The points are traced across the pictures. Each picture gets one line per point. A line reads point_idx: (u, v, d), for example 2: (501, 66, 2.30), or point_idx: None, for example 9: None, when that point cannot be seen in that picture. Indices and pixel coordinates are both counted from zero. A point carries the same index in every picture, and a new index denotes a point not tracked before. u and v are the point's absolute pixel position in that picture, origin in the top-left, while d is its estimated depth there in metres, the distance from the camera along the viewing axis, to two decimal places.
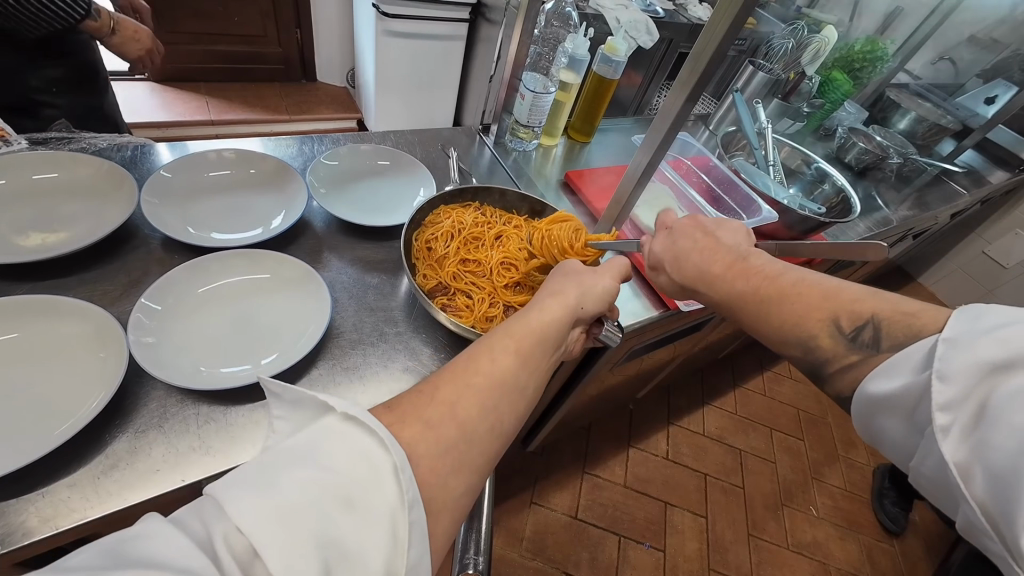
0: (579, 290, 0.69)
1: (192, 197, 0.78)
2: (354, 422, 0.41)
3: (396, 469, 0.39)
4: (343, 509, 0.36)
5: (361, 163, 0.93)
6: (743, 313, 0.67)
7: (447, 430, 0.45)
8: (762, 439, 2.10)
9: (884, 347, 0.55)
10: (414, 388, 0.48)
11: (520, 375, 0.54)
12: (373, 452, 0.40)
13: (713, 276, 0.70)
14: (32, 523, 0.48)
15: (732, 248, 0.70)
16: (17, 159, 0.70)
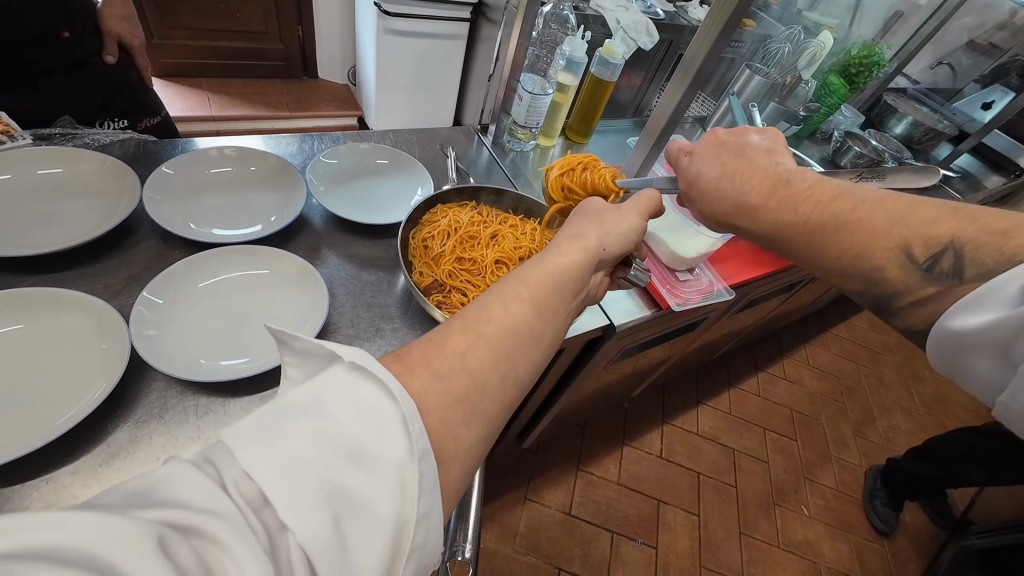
0: (595, 234, 0.71)
1: (193, 194, 0.79)
2: (360, 371, 0.41)
3: (405, 421, 0.39)
4: (351, 458, 0.37)
5: (360, 161, 0.95)
6: (790, 238, 0.69)
7: (457, 380, 0.47)
8: (755, 438, 2.12)
9: (967, 276, 0.56)
10: (425, 337, 0.50)
11: (535, 323, 0.56)
12: (380, 403, 0.40)
13: (753, 206, 0.72)
14: (36, 509, 0.50)
15: (775, 174, 0.72)
16: (21, 155, 0.72)
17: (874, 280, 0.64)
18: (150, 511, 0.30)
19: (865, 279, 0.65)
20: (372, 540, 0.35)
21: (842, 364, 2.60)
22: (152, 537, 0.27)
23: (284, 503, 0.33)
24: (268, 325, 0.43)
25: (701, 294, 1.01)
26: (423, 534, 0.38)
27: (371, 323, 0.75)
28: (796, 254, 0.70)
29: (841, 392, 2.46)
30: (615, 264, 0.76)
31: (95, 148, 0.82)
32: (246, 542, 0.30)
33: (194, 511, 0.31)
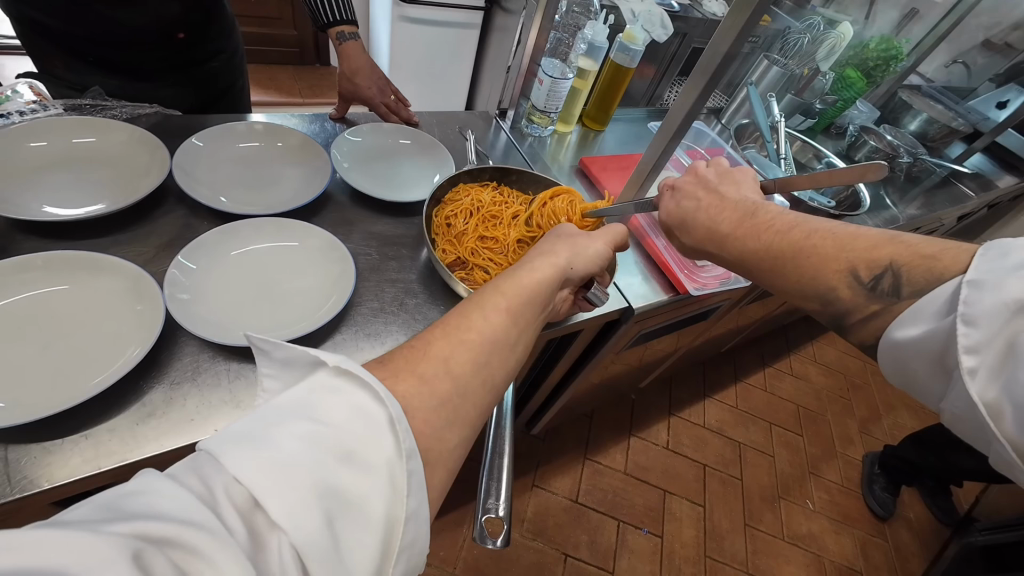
0: (565, 254, 0.72)
1: (220, 167, 0.80)
2: (348, 378, 0.43)
3: (393, 423, 0.42)
4: (343, 459, 0.39)
5: (383, 141, 0.96)
6: (755, 266, 0.66)
7: (440, 384, 0.49)
8: (761, 432, 2.13)
9: (904, 293, 0.56)
10: (408, 344, 0.52)
11: (512, 331, 0.59)
12: (369, 408, 0.42)
13: (723, 235, 0.69)
14: (76, 462, 0.51)
15: (740, 203, 0.70)
16: (57, 124, 0.73)
17: (828, 303, 0.62)
18: (119, 524, 0.30)
19: (818, 303, 0.63)
20: (363, 537, 0.37)
21: (848, 360, 2.60)
22: (132, 550, 0.29)
23: (277, 504, 0.35)
24: (253, 334, 0.46)
25: (719, 280, 1.02)
26: (413, 529, 0.40)
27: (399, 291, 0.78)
28: (759, 279, 0.67)
29: (848, 390, 2.46)
30: (581, 283, 0.78)
31: (125, 120, 0.84)
32: (231, 545, 0.32)
33: (168, 522, 0.32)
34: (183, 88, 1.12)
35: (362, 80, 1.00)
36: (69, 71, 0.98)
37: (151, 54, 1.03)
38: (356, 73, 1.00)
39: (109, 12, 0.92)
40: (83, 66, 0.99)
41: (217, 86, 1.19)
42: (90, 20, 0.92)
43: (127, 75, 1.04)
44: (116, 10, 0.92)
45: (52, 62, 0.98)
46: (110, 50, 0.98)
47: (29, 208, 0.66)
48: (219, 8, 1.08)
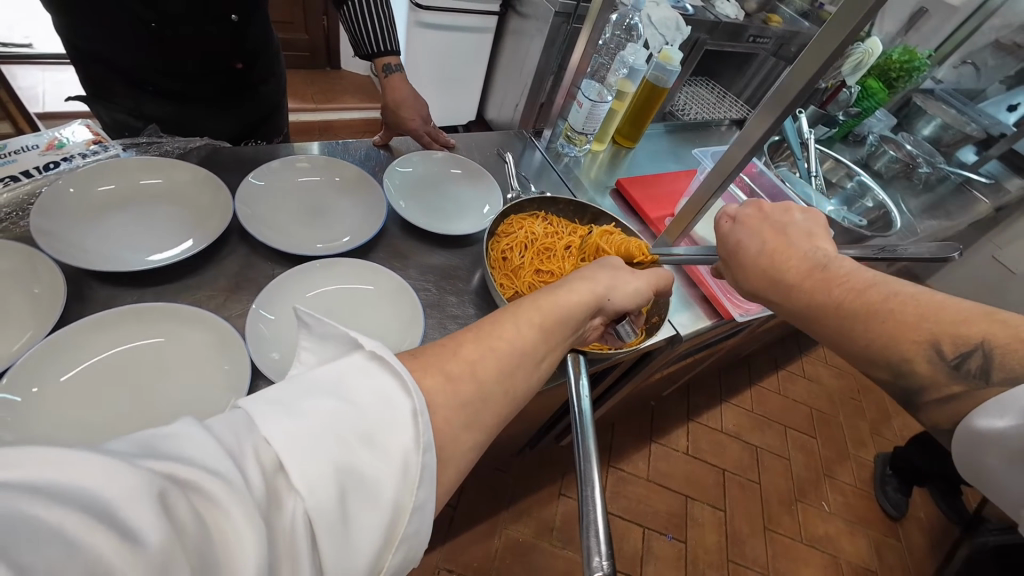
0: (599, 274, 0.73)
1: (278, 205, 0.80)
2: (381, 363, 0.43)
3: (415, 415, 0.41)
4: (364, 442, 0.38)
5: (433, 170, 0.96)
6: (824, 321, 0.59)
7: (464, 387, 0.49)
8: (776, 435, 2.16)
9: (996, 378, 0.48)
10: (439, 341, 0.53)
11: (536, 349, 0.58)
12: (395, 394, 0.41)
13: (788, 284, 0.63)
14: None
15: (809, 252, 0.64)
16: (124, 165, 0.73)
17: (902, 374, 0.55)
18: (150, 460, 0.30)
19: (891, 372, 0.56)
20: (370, 521, 0.37)
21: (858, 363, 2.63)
22: (156, 489, 0.28)
23: (297, 468, 0.34)
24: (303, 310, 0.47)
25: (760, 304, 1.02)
26: (417, 522, 0.39)
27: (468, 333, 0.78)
28: (827, 335, 0.60)
29: (859, 392, 2.51)
30: (613, 315, 0.76)
31: (177, 156, 0.83)
32: (248, 500, 0.31)
33: (192, 465, 0.31)
34: (230, 112, 1.18)
35: (408, 110, 1.01)
36: (129, 101, 1.07)
37: (203, 81, 1.09)
38: (400, 104, 1.01)
39: (170, 41, 0.99)
40: (142, 94, 1.06)
41: (265, 111, 1.26)
42: (143, 52, 0.99)
43: (181, 102, 1.11)
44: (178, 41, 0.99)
45: (113, 90, 1.05)
46: (170, 79, 1.06)
47: (101, 254, 0.65)
48: (267, 38, 1.15)
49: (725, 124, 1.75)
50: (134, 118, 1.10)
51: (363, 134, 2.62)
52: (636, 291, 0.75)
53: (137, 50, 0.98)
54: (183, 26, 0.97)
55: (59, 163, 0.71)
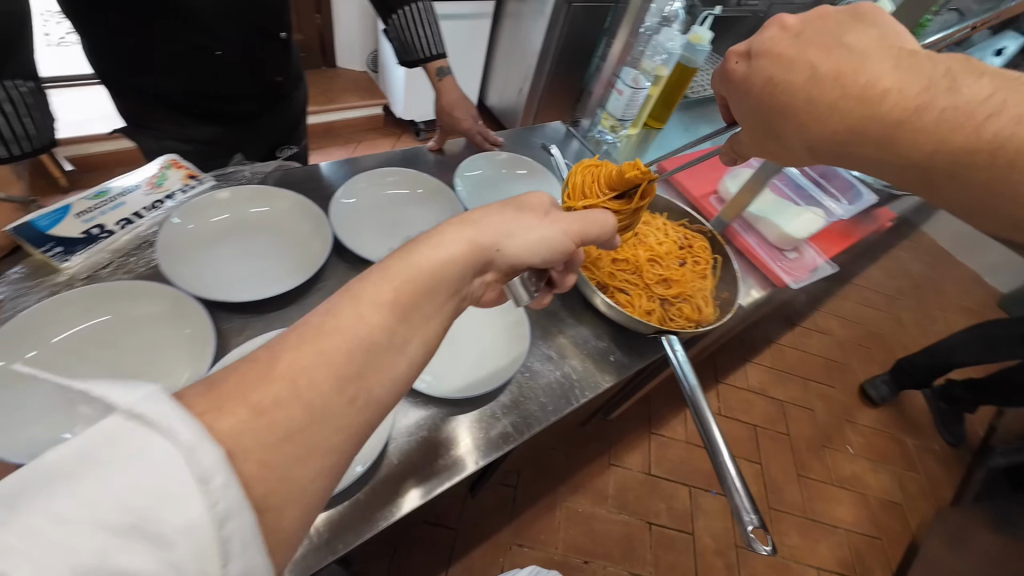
0: (500, 217, 0.55)
1: (372, 220, 0.84)
2: (149, 421, 0.26)
3: (202, 486, 0.26)
4: (120, 548, 0.24)
5: (500, 170, 1.00)
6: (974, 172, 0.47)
7: (287, 413, 0.33)
8: (797, 388, 2.27)
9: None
10: (244, 358, 0.35)
11: (393, 335, 0.40)
12: (174, 460, 0.26)
13: (904, 119, 0.48)
14: (365, 519, 0.59)
15: (926, 64, 0.48)
16: (233, 198, 0.77)
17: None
18: None
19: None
20: None
21: (865, 311, 2.75)
22: None
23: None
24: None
25: (808, 270, 1.06)
26: None
27: (564, 328, 0.87)
28: (967, 188, 0.48)
29: (867, 338, 2.63)
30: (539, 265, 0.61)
31: (258, 182, 0.85)
32: None
33: None
34: (267, 131, 1.15)
35: (460, 112, 1.04)
36: (174, 126, 1.01)
37: (246, 101, 1.05)
38: (455, 106, 1.03)
39: (221, 68, 0.95)
40: (184, 119, 1.02)
41: (292, 124, 1.21)
42: (196, 79, 0.95)
43: (223, 124, 1.07)
44: (233, 67, 0.96)
45: (155, 118, 1.00)
46: (211, 101, 1.00)
47: (227, 286, 0.69)
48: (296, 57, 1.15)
49: None
50: (180, 144, 1.04)
51: (367, 132, 2.61)
52: (555, 247, 0.59)
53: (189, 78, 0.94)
54: (238, 48, 0.94)
55: (162, 201, 0.74)
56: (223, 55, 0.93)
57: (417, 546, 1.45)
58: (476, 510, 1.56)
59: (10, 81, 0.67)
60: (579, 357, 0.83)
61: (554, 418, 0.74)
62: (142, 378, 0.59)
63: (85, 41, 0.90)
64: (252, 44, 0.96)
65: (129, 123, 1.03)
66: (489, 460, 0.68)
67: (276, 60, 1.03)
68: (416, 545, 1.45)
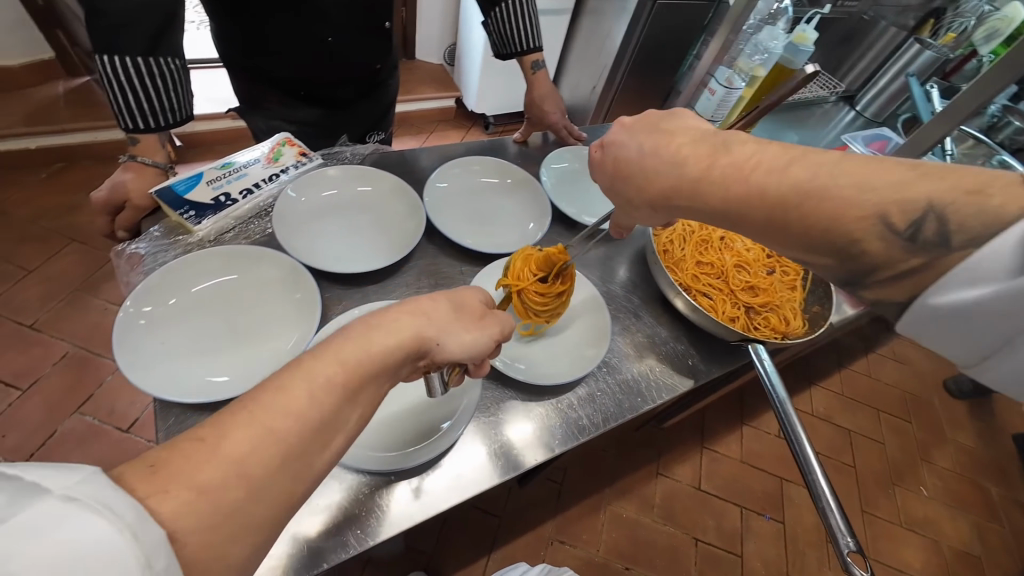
0: (434, 305, 0.53)
1: (463, 206, 0.87)
2: (84, 509, 0.27)
3: (142, 568, 0.28)
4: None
5: (585, 165, 1.01)
6: (756, 208, 0.48)
7: (230, 492, 0.33)
8: (868, 418, 2.11)
9: (956, 243, 0.40)
10: (193, 434, 0.34)
11: (337, 414, 0.41)
12: (111, 543, 0.27)
13: (697, 174, 0.52)
14: (448, 489, 0.62)
15: (705, 133, 0.55)
16: (342, 176, 0.82)
17: (849, 258, 0.46)
18: None
19: (834, 257, 0.47)
20: None
21: None
22: None
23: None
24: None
25: None
26: None
27: (643, 326, 0.86)
28: (760, 230, 0.50)
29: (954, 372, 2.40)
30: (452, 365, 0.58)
31: (357, 162, 0.90)
32: None
33: None
34: (361, 116, 1.21)
35: (550, 105, 1.03)
36: (283, 107, 1.09)
37: (348, 87, 1.11)
38: (545, 100, 1.03)
39: (330, 55, 1.01)
40: (292, 101, 1.09)
41: (383, 111, 1.27)
42: (307, 64, 1.01)
43: (324, 108, 1.14)
44: (340, 53, 1.02)
45: (267, 100, 1.08)
46: (317, 85, 1.07)
47: (331, 259, 0.75)
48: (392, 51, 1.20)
49: (829, 102, 1.66)
50: (288, 124, 1.12)
51: (439, 123, 2.69)
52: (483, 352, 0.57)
53: (301, 62, 1.01)
54: (347, 37, 1.00)
55: (279, 174, 0.80)
56: (333, 41, 0.99)
57: (462, 528, 1.49)
58: (522, 501, 1.57)
59: (163, 59, 0.74)
60: (658, 357, 0.82)
61: (630, 416, 0.74)
62: (259, 336, 0.65)
63: (216, 28, 0.99)
64: (358, 33, 1.01)
65: (244, 104, 1.11)
66: (567, 448, 0.69)
67: (378, 48, 1.08)
68: (462, 527, 1.49)
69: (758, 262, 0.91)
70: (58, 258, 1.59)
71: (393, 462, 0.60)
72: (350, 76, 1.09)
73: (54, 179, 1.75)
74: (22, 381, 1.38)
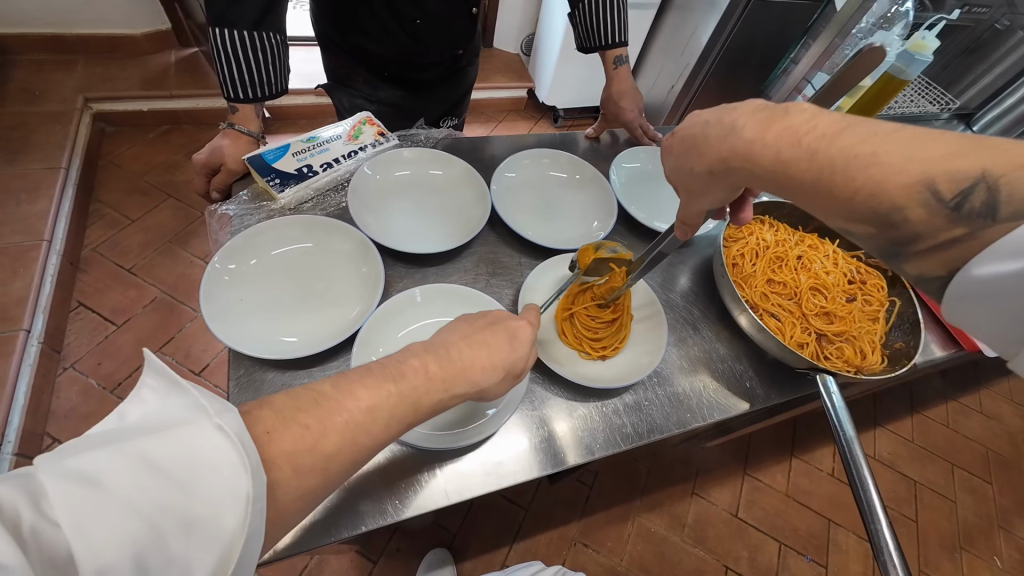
0: (487, 374, 0.54)
1: (528, 199, 0.87)
2: (227, 443, 0.35)
3: (247, 503, 0.34)
4: (181, 526, 0.31)
5: (658, 167, 0.97)
6: (793, 175, 0.44)
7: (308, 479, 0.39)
8: (939, 472, 1.91)
9: (1003, 215, 0.34)
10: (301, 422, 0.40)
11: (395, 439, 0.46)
12: (236, 478, 0.34)
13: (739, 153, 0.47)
14: (484, 475, 0.63)
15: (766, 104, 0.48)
16: (417, 158, 0.85)
17: (886, 228, 0.40)
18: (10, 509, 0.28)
19: (870, 226, 0.41)
20: None
21: None
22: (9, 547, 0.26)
23: (85, 555, 0.29)
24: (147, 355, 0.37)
25: None
26: None
27: (701, 340, 0.82)
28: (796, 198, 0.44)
29: None
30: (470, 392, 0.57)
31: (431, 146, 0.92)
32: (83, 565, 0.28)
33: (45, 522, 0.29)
34: (439, 99, 1.24)
35: (628, 102, 0.99)
36: (367, 87, 1.13)
37: (429, 71, 1.14)
38: (622, 97, 0.99)
39: (416, 38, 1.03)
40: (377, 81, 1.13)
41: (460, 96, 1.29)
42: (394, 46, 1.04)
43: (406, 89, 1.17)
44: (425, 38, 1.04)
45: (354, 78, 1.13)
46: (401, 67, 1.10)
47: (398, 238, 0.77)
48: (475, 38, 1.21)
49: (941, 120, 1.51)
50: (369, 103, 1.16)
51: (509, 113, 2.69)
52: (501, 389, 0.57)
53: (388, 44, 1.04)
54: (435, 23, 1.01)
55: (357, 151, 0.84)
56: (419, 26, 1.01)
57: (488, 513, 1.51)
58: (549, 497, 1.57)
59: (268, 35, 0.80)
60: (714, 375, 0.78)
61: (677, 431, 0.71)
62: (326, 303, 0.69)
63: (315, 5, 1.04)
64: (445, 18, 1.02)
65: (331, 80, 1.16)
66: (607, 454, 0.68)
67: (462, 34, 1.09)
68: (487, 512, 1.51)
69: (838, 287, 0.84)
70: (157, 211, 1.76)
71: (435, 440, 0.61)
72: (433, 60, 1.11)
73: (160, 139, 1.93)
74: (118, 318, 1.55)
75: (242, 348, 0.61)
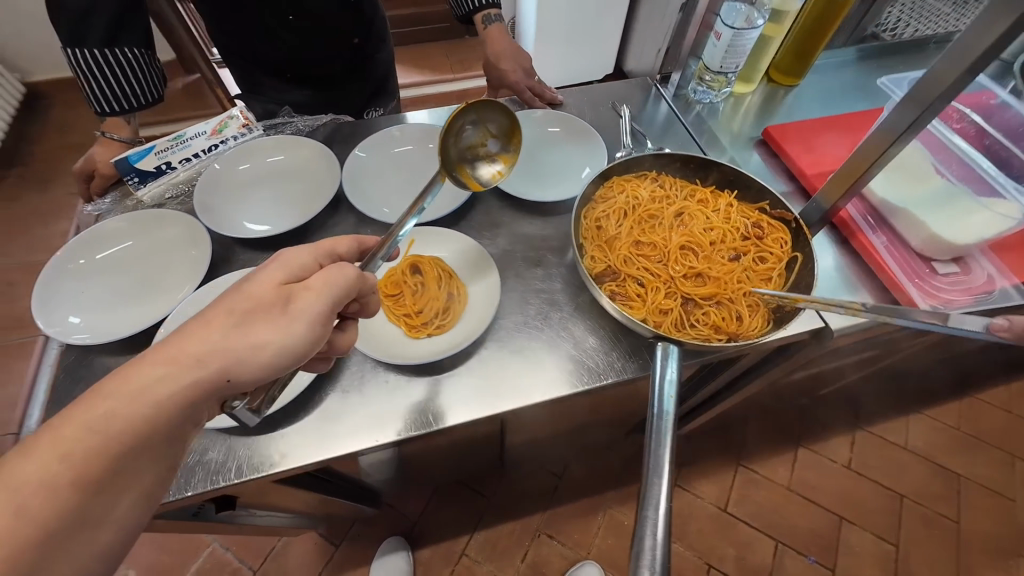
0: (226, 332, 0.43)
1: (379, 174, 0.84)
2: None
3: None
4: None
5: (532, 130, 0.90)
6: None
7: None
8: (992, 465, 1.61)
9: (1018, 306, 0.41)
10: None
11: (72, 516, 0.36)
12: None
13: None
14: (276, 457, 0.61)
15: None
16: (259, 144, 0.84)
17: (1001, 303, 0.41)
18: None
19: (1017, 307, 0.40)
20: None
21: None
22: None
23: None
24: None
25: (970, 294, 0.73)
26: None
27: (557, 314, 0.73)
28: None
29: None
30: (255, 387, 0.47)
31: (306, 132, 0.92)
32: None
33: None
34: (355, 91, 1.23)
35: (507, 64, 0.94)
36: (275, 91, 1.15)
37: (328, 64, 1.13)
38: (500, 58, 0.94)
39: (298, 33, 1.04)
40: (281, 84, 1.15)
41: (380, 82, 1.28)
42: (281, 42, 1.05)
43: (314, 87, 1.18)
44: (306, 31, 1.04)
45: (261, 84, 1.15)
46: (297, 65, 1.11)
47: (230, 221, 0.77)
48: (377, 10, 1.16)
49: None
50: (281, 107, 1.18)
51: None
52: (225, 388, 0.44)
53: (271, 40, 1.04)
54: (308, 10, 1.00)
55: (218, 144, 0.85)
56: (292, 20, 1.01)
57: (451, 500, 1.51)
58: (515, 485, 1.53)
59: (123, 49, 0.82)
60: (561, 349, 0.70)
61: (503, 410, 0.65)
62: (145, 294, 0.70)
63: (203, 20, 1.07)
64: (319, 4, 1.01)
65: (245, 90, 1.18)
66: (545, 398, 0.65)
67: (351, 18, 1.08)
68: (451, 498, 1.51)
69: (711, 250, 0.75)
70: None
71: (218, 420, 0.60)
72: (328, 49, 1.09)
73: None
74: None
75: (57, 336, 0.63)
